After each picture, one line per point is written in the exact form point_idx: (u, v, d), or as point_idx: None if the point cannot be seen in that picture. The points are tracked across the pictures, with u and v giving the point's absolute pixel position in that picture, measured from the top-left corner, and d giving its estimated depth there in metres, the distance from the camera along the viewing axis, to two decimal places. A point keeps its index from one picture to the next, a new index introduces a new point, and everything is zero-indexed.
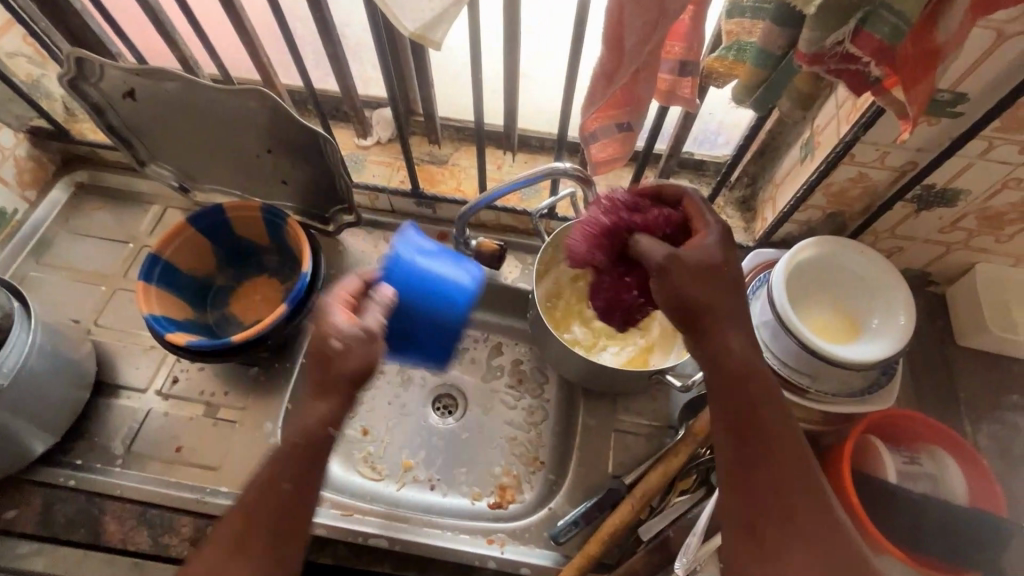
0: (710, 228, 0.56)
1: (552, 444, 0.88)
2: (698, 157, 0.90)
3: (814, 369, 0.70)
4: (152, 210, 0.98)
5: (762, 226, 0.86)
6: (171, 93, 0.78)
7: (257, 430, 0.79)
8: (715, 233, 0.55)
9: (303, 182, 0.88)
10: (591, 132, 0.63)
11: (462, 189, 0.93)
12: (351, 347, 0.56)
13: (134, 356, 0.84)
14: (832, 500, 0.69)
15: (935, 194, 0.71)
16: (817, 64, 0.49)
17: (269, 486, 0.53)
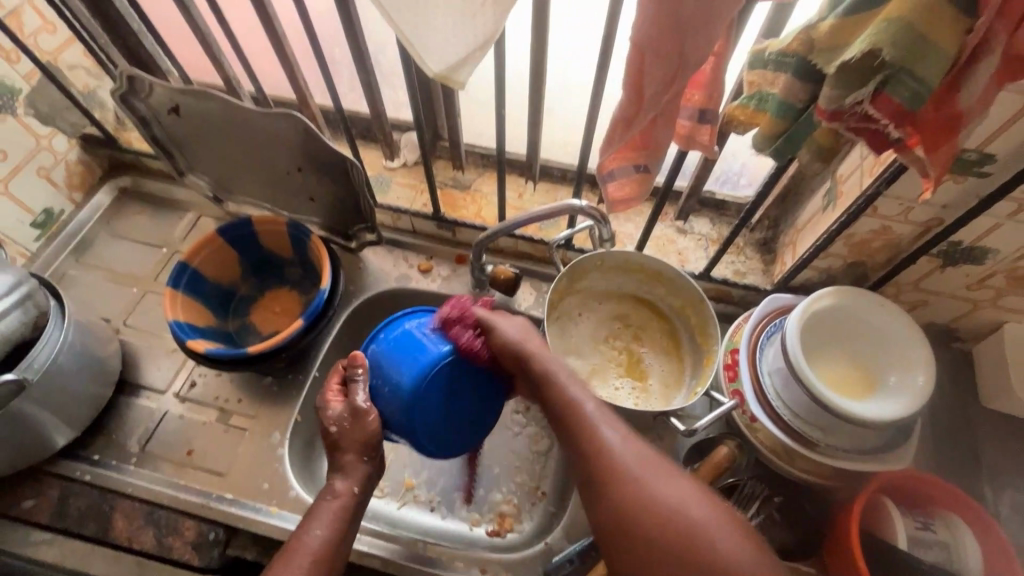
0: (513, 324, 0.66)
1: (554, 476, 0.88)
2: (719, 196, 0.89)
3: (825, 422, 0.69)
4: (186, 217, 1.03)
5: (780, 270, 0.85)
6: (211, 111, 0.82)
7: (266, 438, 0.81)
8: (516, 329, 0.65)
9: (329, 200, 0.91)
10: (609, 172, 0.64)
11: (482, 214, 0.94)
12: (348, 424, 0.65)
13: (157, 358, 0.88)
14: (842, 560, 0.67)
15: (962, 251, 0.69)
16: (837, 121, 0.49)
17: (306, 526, 0.59)
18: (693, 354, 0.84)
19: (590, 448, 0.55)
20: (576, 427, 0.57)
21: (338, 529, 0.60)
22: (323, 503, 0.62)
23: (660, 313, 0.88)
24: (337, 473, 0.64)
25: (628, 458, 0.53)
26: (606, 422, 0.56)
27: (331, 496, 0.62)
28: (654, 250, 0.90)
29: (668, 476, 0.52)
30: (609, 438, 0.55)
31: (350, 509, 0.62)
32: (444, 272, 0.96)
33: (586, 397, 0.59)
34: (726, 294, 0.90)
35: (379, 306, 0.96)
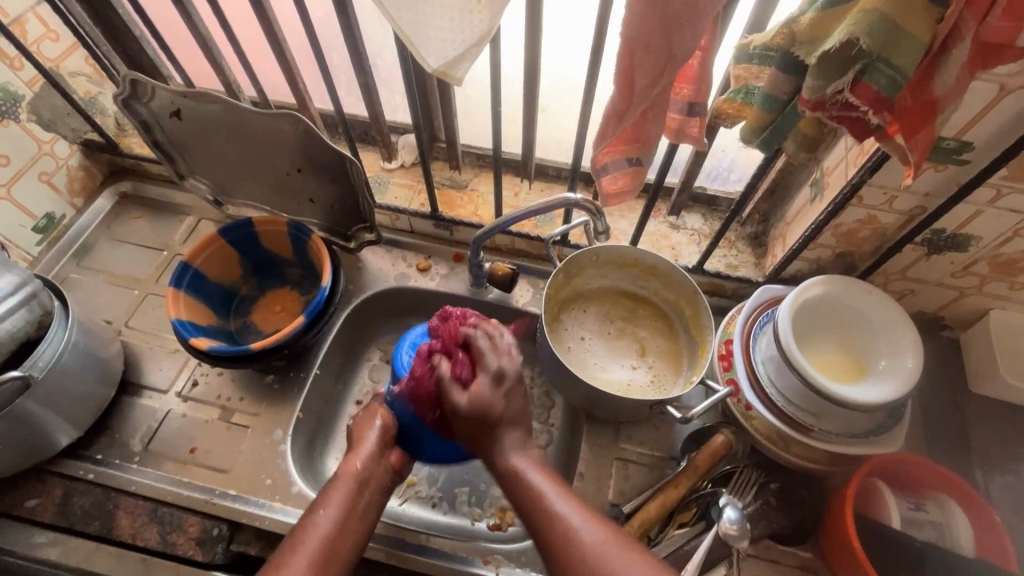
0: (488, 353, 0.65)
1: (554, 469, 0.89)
2: (710, 192, 0.92)
3: (818, 408, 0.71)
4: (187, 221, 1.04)
5: (771, 262, 0.87)
6: (213, 113, 0.84)
7: (268, 435, 0.82)
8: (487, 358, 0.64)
9: (328, 201, 0.93)
10: (602, 166, 0.66)
11: (479, 213, 0.96)
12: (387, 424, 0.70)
13: (159, 358, 0.88)
14: (839, 544, 0.69)
15: (945, 238, 0.72)
16: (819, 110, 0.51)
17: (319, 504, 0.61)
18: (689, 345, 0.86)
19: (549, 535, 0.54)
20: (536, 516, 0.56)
21: (348, 507, 0.61)
22: (335, 484, 0.63)
23: (656, 307, 0.90)
24: (352, 457, 0.66)
25: (584, 537, 0.52)
26: (562, 503, 0.56)
27: (342, 476, 0.63)
28: (649, 245, 0.92)
29: (619, 553, 0.51)
30: (568, 522, 0.54)
31: (362, 484, 0.64)
32: (442, 270, 0.97)
33: (541, 480, 0.59)
34: (719, 287, 0.92)
35: (379, 305, 0.97)
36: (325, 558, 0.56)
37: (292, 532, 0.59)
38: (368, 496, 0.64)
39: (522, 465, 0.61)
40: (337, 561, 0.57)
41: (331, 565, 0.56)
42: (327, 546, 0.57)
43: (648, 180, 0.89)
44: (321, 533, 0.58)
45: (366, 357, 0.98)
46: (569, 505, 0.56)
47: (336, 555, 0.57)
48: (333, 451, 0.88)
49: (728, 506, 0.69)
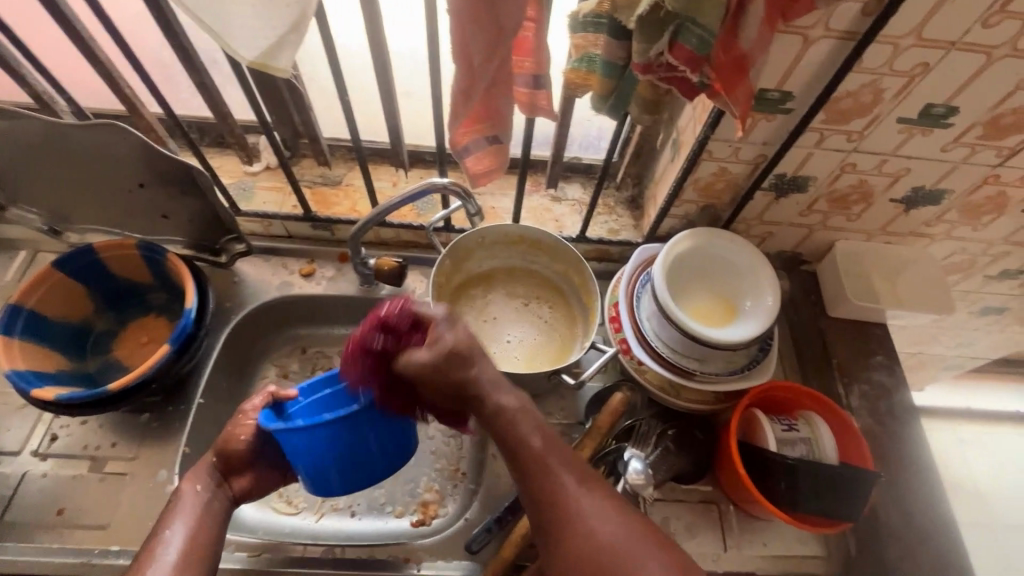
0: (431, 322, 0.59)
1: (470, 454, 0.89)
2: (584, 161, 0.94)
3: (698, 353, 0.76)
4: (21, 256, 0.91)
5: (648, 222, 0.91)
6: (20, 131, 0.73)
7: (152, 478, 0.74)
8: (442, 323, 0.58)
9: (184, 215, 0.85)
10: (463, 147, 0.65)
11: (357, 208, 0.92)
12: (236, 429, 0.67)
13: (6, 417, 0.77)
14: (728, 473, 0.75)
15: (787, 181, 0.78)
16: (648, 73, 0.52)
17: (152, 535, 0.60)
18: (581, 312, 0.88)
19: (548, 498, 0.55)
20: (543, 492, 0.56)
21: (194, 523, 0.61)
22: (168, 530, 0.60)
23: (545, 279, 0.92)
24: (181, 499, 0.63)
25: (599, 529, 0.54)
26: (571, 485, 0.56)
27: (174, 525, 0.61)
28: (533, 221, 0.93)
29: (638, 550, 0.53)
30: (577, 506, 0.55)
31: (198, 520, 0.61)
32: (329, 273, 0.93)
33: (545, 447, 0.57)
34: (605, 253, 0.95)
35: (265, 319, 0.92)
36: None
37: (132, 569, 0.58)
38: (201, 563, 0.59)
39: (518, 425, 0.58)
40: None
41: None
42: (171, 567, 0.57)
43: (513, 155, 0.88)
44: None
45: (261, 375, 0.92)
46: (573, 479, 0.56)
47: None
48: None
49: (634, 457, 0.73)
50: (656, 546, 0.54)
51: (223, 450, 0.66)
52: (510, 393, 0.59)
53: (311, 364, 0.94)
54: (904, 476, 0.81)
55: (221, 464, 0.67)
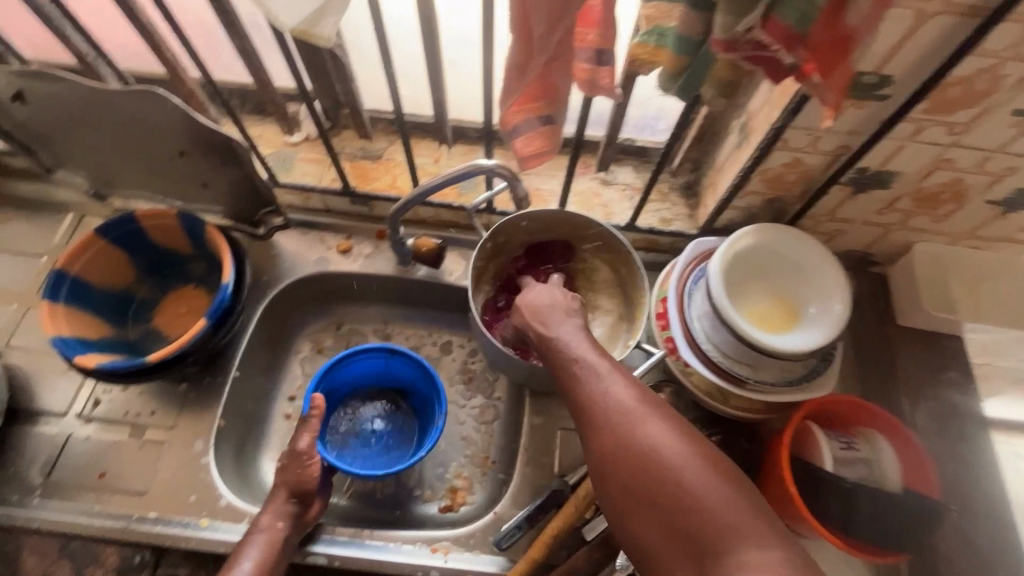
0: (548, 292, 0.63)
1: (501, 442, 0.87)
2: (639, 143, 0.87)
3: (752, 359, 0.71)
4: (67, 218, 0.92)
5: (704, 213, 0.84)
6: (65, 95, 0.72)
7: (188, 448, 0.75)
8: (554, 294, 0.63)
9: (224, 185, 0.83)
10: (513, 127, 0.60)
11: (397, 184, 0.88)
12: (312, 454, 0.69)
13: (52, 378, 0.79)
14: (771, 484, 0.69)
15: (869, 176, 0.70)
16: (731, 52, 0.46)
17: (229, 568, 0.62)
18: (626, 302, 0.83)
19: (577, 384, 0.54)
20: (579, 383, 0.54)
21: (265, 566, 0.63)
22: (235, 569, 0.63)
23: (588, 268, 0.86)
24: (252, 537, 0.65)
25: (625, 408, 0.50)
26: (604, 376, 0.53)
27: (240, 564, 0.63)
28: (579, 205, 0.88)
29: (682, 452, 0.47)
30: (616, 401, 0.51)
31: (264, 560, 0.64)
32: (366, 250, 0.91)
33: (587, 349, 0.56)
34: (655, 243, 0.89)
35: (301, 293, 0.91)
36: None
37: None
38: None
39: (569, 346, 0.57)
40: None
41: None
42: None
43: (568, 134, 0.83)
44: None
45: (296, 349, 0.92)
46: (616, 379, 0.53)
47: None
48: (267, 453, 0.83)
49: None
50: (706, 459, 0.47)
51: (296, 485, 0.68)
52: (574, 330, 0.59)
53: (345, 341, 0.93)
54: (972, 505, 0.75)
55: (299, 499, 0.68)
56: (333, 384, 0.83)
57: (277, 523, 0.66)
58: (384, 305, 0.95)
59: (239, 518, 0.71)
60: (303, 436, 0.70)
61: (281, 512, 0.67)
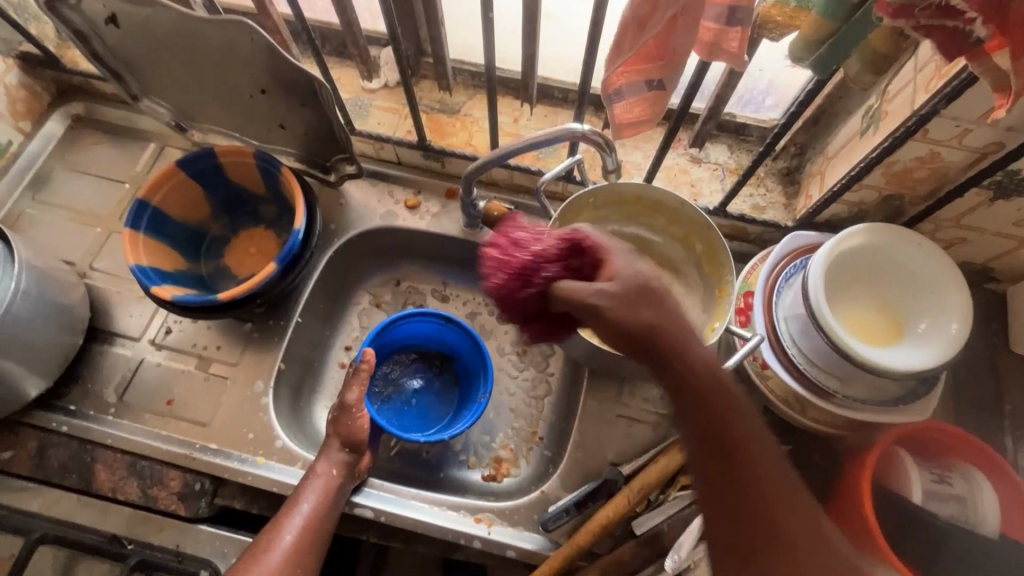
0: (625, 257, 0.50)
1: (552, 419, 0.85)
2: (740, 120, 0.79)
3: (844, 371, 0.64)
4: (150, 148, 0.93)
5: (805, 204, 0.76)
6: (156, 22, 0.70)
7: (249, 386, 0.77)
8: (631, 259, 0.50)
9: (300, 128, 0.81)
10: (615, 90, 0.55)
11: (473, 142, 0.85)
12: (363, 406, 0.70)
13: (129, 303, 0.82)
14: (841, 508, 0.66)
15: (1017, 181, 0.59)
16: (902, 18, 0.40)
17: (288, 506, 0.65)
18: (700, 288, 0.78)
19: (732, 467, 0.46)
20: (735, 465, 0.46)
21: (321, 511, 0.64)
22: (287, 512, 0.64)
23: (660, 250, 0.81)
24: (305, 483, 0.66)
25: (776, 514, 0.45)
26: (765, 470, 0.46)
27: (293, 508, 0.64)
28: (665, 182, 0.81)
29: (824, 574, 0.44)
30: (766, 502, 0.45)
31: (316, 506, 0.64)
32: (433, 208, 0.88)
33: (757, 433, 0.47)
34: (741, 231, 0.82)
35: (365, 245, 0.89)
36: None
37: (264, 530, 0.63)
38: (307, 555, 0.63)
39: (703, 353, 0.47)
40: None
41: None
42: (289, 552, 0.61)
43: (672, 105, 0.77)
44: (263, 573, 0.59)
45: (355, 301, 0.92)
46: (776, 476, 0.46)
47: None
48: (321, 398, 0.85)
49: None
50: None
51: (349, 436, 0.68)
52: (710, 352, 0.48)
53: (403, 298, 0.92)
54: None
55: (351, 449, 0.69)
56: (384, 340, 0.83)
57: (331, 469, 0.67)
58: (445, 266, 0.93)
59: (293, 461, 0.73)
60: (352, 390, 0.70)
61: (337, 459, 0.67)
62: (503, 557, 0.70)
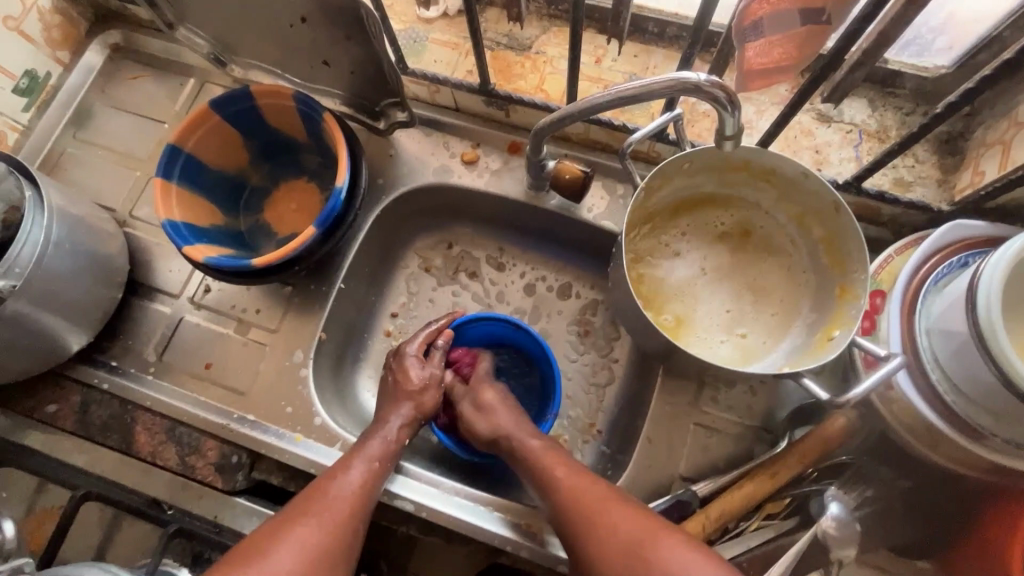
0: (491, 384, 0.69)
1: (613, 412, 0.76)
2: (894, 67, 0.63)
3: (1003, 409, 0.50)
4: (190, 83, 0.85)
5: (973, 184, 0.59)
6: None
7: (288, 356, 0.71)
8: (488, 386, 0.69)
9: (347, 65, 0.70)
10: (754, 23, 0.41)
11: (544, 87, 0.72)
12: (430, 384, 0.67)
13: (169, 257, 0.77)
14: (971, 569, 0.55)
15: None
16: None
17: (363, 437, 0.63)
18: (812, 279, 0.64)
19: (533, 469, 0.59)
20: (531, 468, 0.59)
21: (391, 452, 0.62)
22: (353, 460, 0.59)
23: (761, 226, 0.67)
24: (375, 432, 0.63)
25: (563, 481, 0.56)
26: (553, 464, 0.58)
27: (361, 456, 0.60)
28: (781, 147, 0.66)
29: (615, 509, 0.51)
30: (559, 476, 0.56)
31: (383, 459, 0.61)
32: (494, 164, 0.76)
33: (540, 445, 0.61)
34: (873, 211, 0.65)
35: (414, 204, 0.79)
36: (314, 558, 0.51)
37: (335, 461, 0.60)
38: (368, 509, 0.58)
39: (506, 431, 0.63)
40: (328, 562, 0.52)
41: (364, 505, 0.57)
42: (372, 467, 0.60)
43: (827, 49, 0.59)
44: (334, 516, 0.54)
45: (403, 264, 0.83)
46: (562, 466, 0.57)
47: (330, 554, 0.52)
48: (364, 368, 0.79)
49: (835, 500, 0.55)
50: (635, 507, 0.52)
51: (418, 399, 0.66)
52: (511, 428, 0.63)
53: (456, 264, 0.82)
54: None
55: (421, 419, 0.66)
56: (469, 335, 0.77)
57: (403, 417, 0.65)
58: (503, 229, 0.82)
59: (332, 441, 0.68)
60: (414, 363, 0.68)
61: (408, 415, 0.65)
62: (551, 569, 0.62)
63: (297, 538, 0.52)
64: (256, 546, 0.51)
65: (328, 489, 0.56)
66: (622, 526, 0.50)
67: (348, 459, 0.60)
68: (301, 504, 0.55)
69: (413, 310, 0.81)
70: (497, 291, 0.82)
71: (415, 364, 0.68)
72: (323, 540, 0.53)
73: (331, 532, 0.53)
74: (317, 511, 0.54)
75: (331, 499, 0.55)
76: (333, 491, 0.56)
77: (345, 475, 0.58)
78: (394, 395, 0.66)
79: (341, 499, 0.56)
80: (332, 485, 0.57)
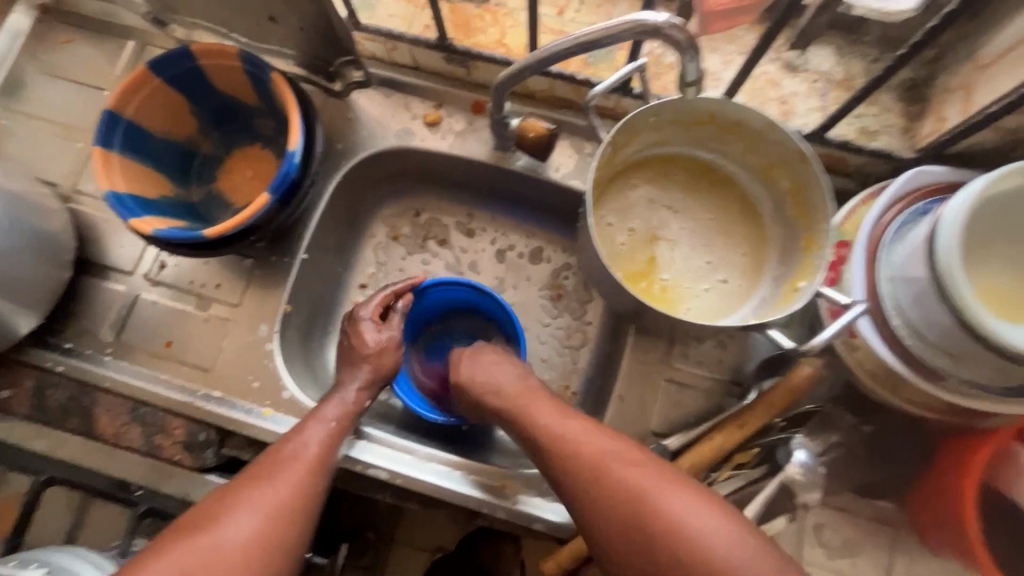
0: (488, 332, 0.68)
1: (587, 373, 0.76)
2: (859, 13, 0.61)
3: (961, 352, 0.50)
4: (130, 46, 0.80)
5: (935, 130, 0.59)
6: None
7: (252, 331, 0.69)
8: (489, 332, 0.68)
9: (296, 21, 0.66)
10: None
11: (506, 42, 0.70)
12: (386, 347, 0.65)
13: (120, 233, 0.73)
14: (929, 505, 0.58)
15: None
16: None
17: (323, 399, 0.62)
18: (779, 233, 0.64)
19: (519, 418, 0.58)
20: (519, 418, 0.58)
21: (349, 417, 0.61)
22: (309, 423, 0.59)
23: (727, 182, 0.67)
24: (333, 396, 0.62)
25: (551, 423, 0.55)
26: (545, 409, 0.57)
27: (319, 419, 0.59)
28: (747, 98, 0.64)
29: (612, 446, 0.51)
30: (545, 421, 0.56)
31: (340, 421, 0.60)
32: (457, 125, 0.73)
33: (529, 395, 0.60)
34: (839, 161, 0.65)
35: (377, 169, 0.77)
36: (271, 518, 0.51)
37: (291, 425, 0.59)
38: (328, 467, 0.57)
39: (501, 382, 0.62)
40: (286, 522, 0.52)
41: (321, 467, 0.56)
42: (330, 430, 0.59)
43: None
44: (290, 479, 0.53)
45: (369, 234, 0.81)
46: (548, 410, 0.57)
47: (287, 514, 0.52)
48: (334, 340, 0.78)
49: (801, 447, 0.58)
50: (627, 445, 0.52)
51: (375, 362, 0.64)
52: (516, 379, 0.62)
53: (424, 230, 0.80)
54: None
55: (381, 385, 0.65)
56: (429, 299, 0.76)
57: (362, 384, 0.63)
58: (470, 193, 0.80)
59: (302, 415, 0.66)
60: (370, 327, 0.66)
61: (372, 384, 0.64)
62: (529, 528, 0.63)
63: (249, 501, 0.51)
64: (209, 512, 0.51)
65: (283, 452, 0.55)
66: (606, 458, 0.50)
67: (306, 422, 0.59)
68: (257, 469, 0.54)
69: (382, 279, 0.79)
70: (467, 257, 0.80)
71: (372, 329, 0.66)
72: (280, 501, 0.52)
73: (283, 494, 0.52)
74: (273, 475, 0.53)
75: (289, 461, 0.55)
76: (290, 454, 0.55)
77: (301, 438, 0.57)
78: (353, 358, 0.65)
79: (297, 461, 0.55)
80: (287, 448, 0.56)
